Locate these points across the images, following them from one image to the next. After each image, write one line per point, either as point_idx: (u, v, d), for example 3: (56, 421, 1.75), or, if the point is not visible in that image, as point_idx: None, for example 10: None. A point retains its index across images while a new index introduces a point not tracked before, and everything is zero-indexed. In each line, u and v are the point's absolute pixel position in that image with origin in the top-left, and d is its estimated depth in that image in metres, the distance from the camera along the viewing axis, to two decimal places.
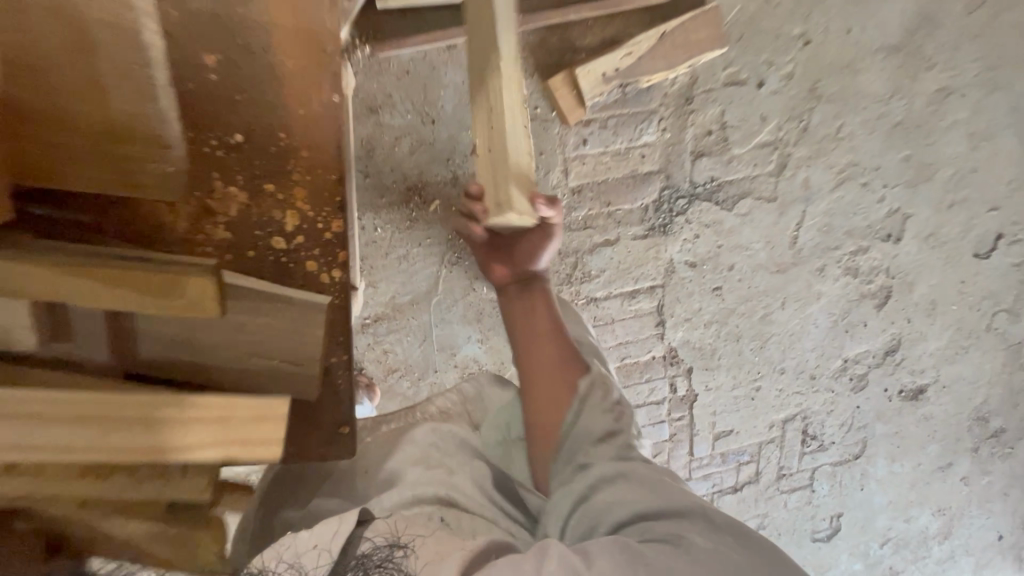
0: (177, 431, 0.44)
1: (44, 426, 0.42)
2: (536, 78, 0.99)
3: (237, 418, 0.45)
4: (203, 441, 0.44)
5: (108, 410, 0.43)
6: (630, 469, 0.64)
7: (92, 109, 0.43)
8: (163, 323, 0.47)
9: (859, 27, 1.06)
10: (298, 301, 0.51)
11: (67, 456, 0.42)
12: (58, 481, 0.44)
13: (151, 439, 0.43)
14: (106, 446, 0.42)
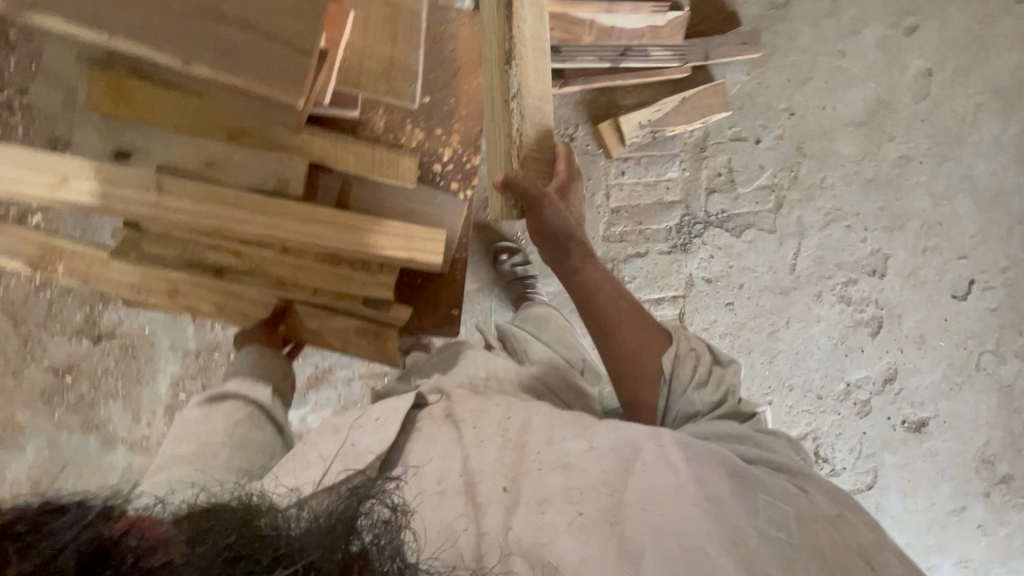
0: (376, 238, 0.70)
1: (301, 225, 0.68)
2: (589, 124, 1.35)
3: (413, 235, 0.71)
4: (392, 245, 0.71)
5: (336, 219, 0.70)
6: (748, 432, 0.74)
7: (371, 48, 0.67)
8: (368, 195, 0.75)
9: (831, 106, 1.42)
10: (450, 202, 0.78)
11: (313, 243, 0.69)
12: (306, 268, 0.72)
13: (361, 239, 0.70)
14: (339, 239, 0.69)
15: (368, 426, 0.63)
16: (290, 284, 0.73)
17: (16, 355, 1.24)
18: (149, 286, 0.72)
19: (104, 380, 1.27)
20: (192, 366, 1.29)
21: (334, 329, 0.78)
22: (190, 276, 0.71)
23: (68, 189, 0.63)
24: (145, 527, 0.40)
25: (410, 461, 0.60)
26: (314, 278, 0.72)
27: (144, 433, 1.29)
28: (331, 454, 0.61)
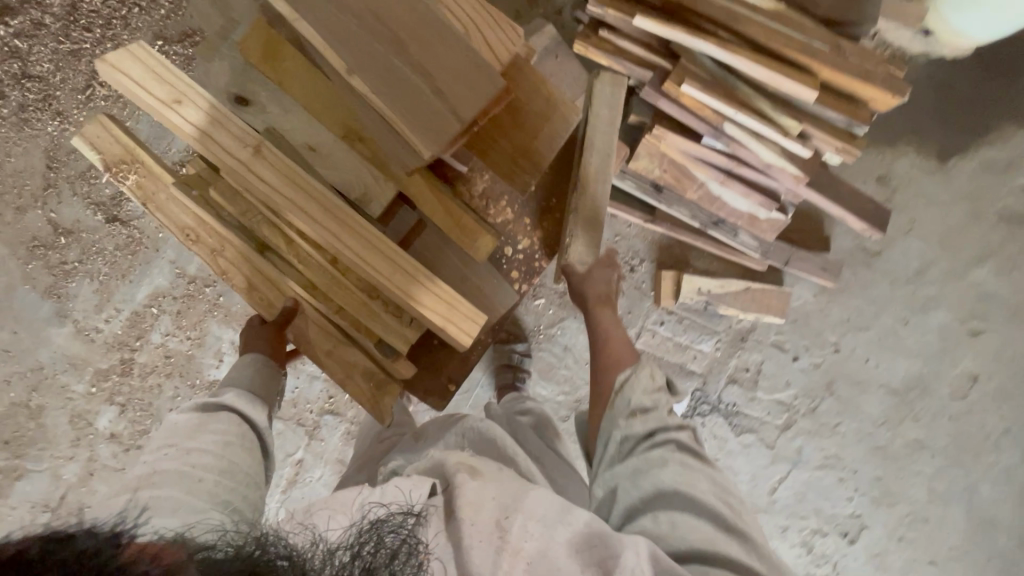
0: (423, 294, 0.68)
1: (361, 248, 0.66)
2: (654, 264, 1.35)
3: (458, 306, 0.69)
4: (435, 306, 0.68)
5: (395, 258, 0.67)
6: (684, 490, 0.65)
7: (514, 131, 0.69)
8: (436, 247, 0.75)
9: (875, 361, 1.42)
10: (504, 290, 0.77)
11: (365, 269, 0.67)
12: (345, 284, 0.70)
13: (409, 287, 0.68)
14: (389, 278, 0.67)
15: (384, 501, 0.60)
16: (321, 291, 0.71)
17: (28, 195, 1.21)
18: (195, 233, 0.70)
19: (93, 258, 1.23)
20: (179, 288, 1.25)
21: (332, 353, 0.74)
22: (237, 241, 0.70)
23: (176, 111, 0.62)
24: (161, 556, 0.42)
25: (419, 501, 0.61)
26: (346, 298, 0.70)
27: (98, 326, 1.25)
28: (346, 523, 0.57)
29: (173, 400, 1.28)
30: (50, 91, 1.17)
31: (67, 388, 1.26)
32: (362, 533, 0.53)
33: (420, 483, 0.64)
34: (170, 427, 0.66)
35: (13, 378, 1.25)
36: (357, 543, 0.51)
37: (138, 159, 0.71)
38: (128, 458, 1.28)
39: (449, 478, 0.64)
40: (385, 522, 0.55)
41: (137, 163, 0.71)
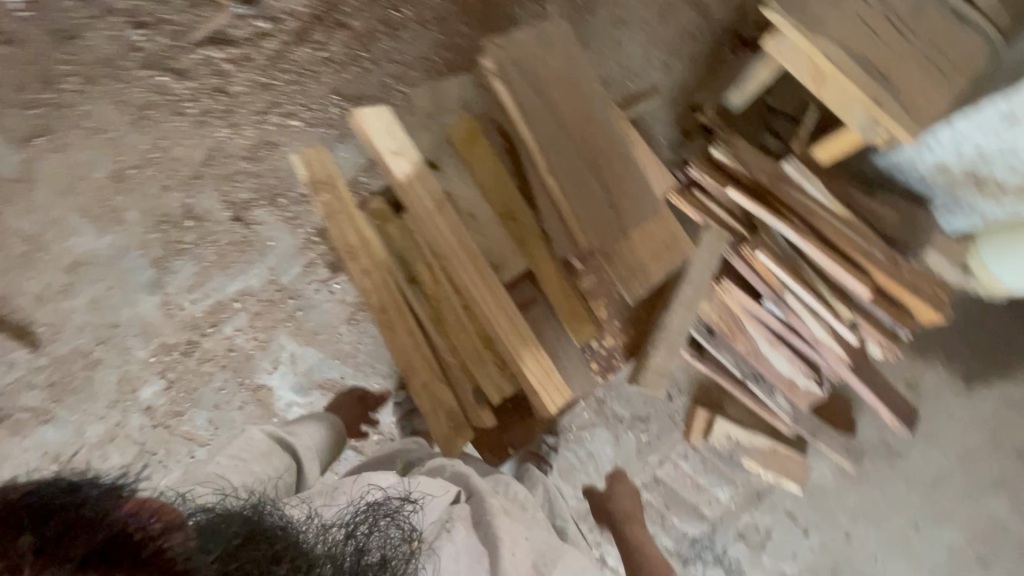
0: (527, 355, 0.81)
1: (492, 301, 0.81)
2: (691, 401, 1.42)
3: (550, 375, 0.82)
4: (533, 369, 0.81)
5: (514, 318, 0.81)
6: None
7: (638, 247, 0.87)
8: (543, 320, 0.89)
9: (881, 560, 1.43)
10: (586, 376, 0.89)
11: (489, 320, 0.81)
12: (465, 328, 0.85)
13: (519, 346, 0.81)
14: (505, 333, 0.81)
15: (389, 490, 0.75)
16: (443, 327, 0.86)
17: (177, 179, 1.38)
18: (361, 253, 0.89)
19: (206, 245, 1.37)
20: (266, 292, 1.37)
21: (432, 379, 0.87)
22: (393, 269, 0.88)
23: (396, 160, 0.82)
24: (163, 513, 0.54)
25: (417, 491, 0.75)
26: (462, 339, 0.86)
27: (184, 304, 1.35)
28: (345, 503, 0.72)
29: (217, 392, 1.35)
30: (234, 107, 1.39)
31: (128, 351, 1.33)
32: (352, 520, 0.66)
33: (442, 493, 0.76)
34: (250, 443, 0.91)
35: (87, 327, 1.33)
36: (353, 523, 0.66)
37: (337, 186, 0.92)
38: (153, 433, 1.33)
39: (476, 499, 0.78)
40: (382, 507, 0.69)
41: (333, 186, 0.92)
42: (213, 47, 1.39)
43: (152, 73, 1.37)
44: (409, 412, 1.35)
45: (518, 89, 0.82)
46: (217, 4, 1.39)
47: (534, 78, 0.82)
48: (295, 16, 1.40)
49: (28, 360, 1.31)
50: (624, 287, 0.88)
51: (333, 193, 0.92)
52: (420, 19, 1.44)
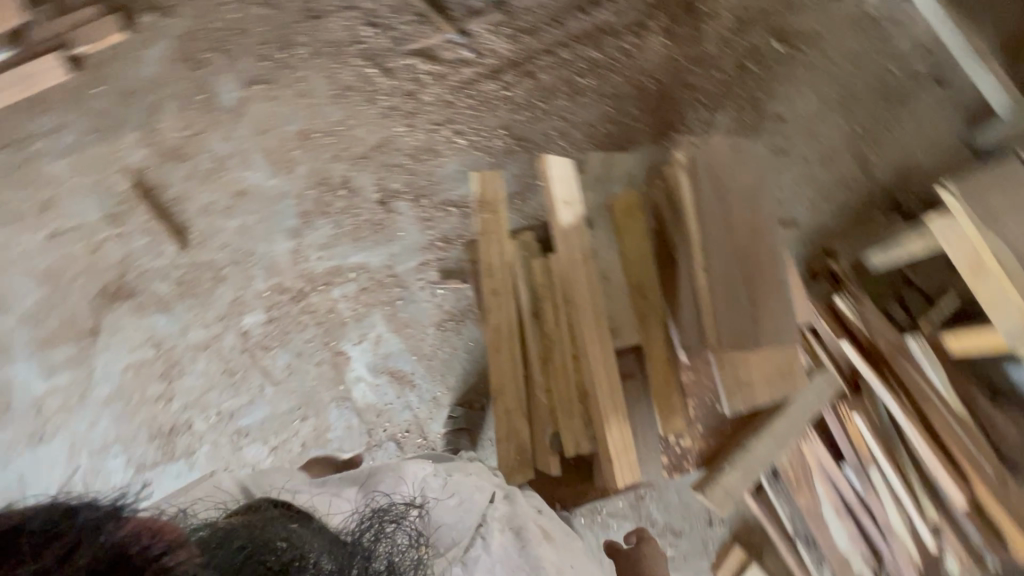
0: (613, 424, 0.91)
1: (599, 364, 0.93)
2: (730, 537, 1.35)
3: (626, 450, 0.92)
4: (613, 438, 0.91)
5: (613, 388, 0.93)
6: None
7: (754, 366, 0.91)
8: (635, 397, 1.00)
9: None
10: (653, 463, 0.99)
11: (593, 379, 0.92)
12: (567, 378, 0.97)
13: (610, 413, 0.91)
14: (602, 398, 0.92)
15: (400, 495, 0.76)
16: (548, 369, 0.99)
17: (346, 154, 1.54)
18: (500, 280, 1.04)
19: (347, 215, 1.52)
20: (379, 274, 1.50)
21: (520, 407, 1.00)
22: (522, 296, 1.03)
23: (565, 213, 0.98)
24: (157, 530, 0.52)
25: (424, 497, 0.77)
26: (561, 386, 0.97)
27: (309, 257, 1.50)
28: (352, 506, 0.75)
29: (305, 341, 1.47)
30: (417, 111, 1.56)
31: (250, 279, 1.48)
32: (357, 531, 0.68)
33: (470, 509, 0.78)
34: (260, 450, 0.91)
35: (226, 246, 1.50)
36: (358, 532, 0.68)
37: (498, 211, 1.05)
38: (239, 355, 1.46)
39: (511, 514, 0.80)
40: (388, 513, 0.70)
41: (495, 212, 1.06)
42: (419, 59, 1.57)
43: (362, 61, 1.56)
44: (459, 429, 1.44)
45: (700, 185, 0.93)
46: (436, 27, 1.57)
47: (717, 182, 0.94)
48: (495, 56, 1.57)
49: (168, 256, 1.48)
50: (727, 397, 0.90)
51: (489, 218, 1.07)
52: (600, 91, 1.57)
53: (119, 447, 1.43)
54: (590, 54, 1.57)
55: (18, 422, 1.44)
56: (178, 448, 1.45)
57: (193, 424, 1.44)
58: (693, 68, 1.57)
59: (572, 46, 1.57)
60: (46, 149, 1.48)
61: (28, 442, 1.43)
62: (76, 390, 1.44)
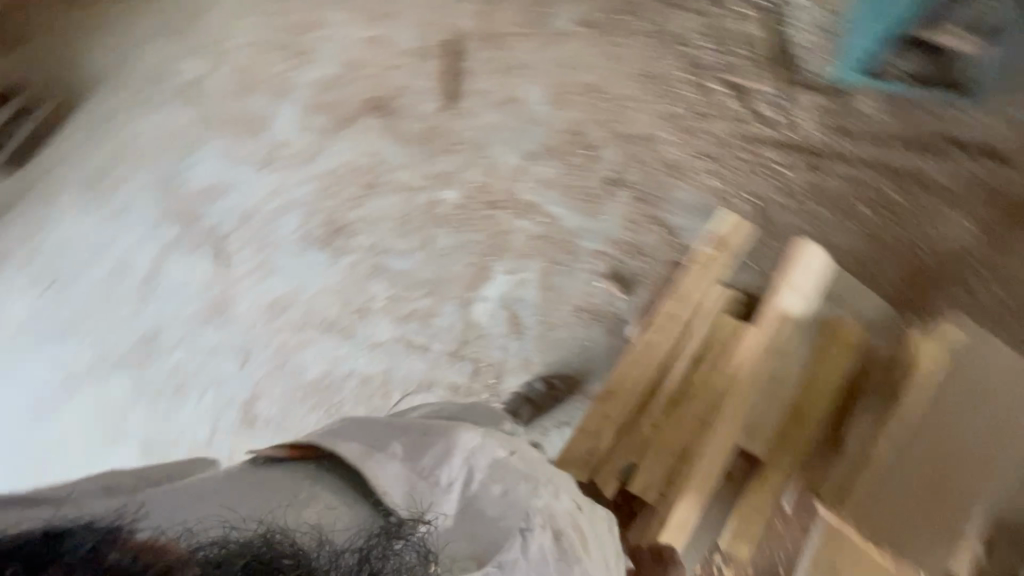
0: (708, 438, 1.27)
1: (732, 397, 1.28)
2: None
3: (700, 462, 1.25)
4: (703, 447, 1.26)
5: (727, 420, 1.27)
6: None
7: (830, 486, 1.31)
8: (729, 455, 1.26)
9: None
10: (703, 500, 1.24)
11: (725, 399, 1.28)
12: (701, 393, 1.30)
13: (713, 429, 1.27)
14: (720, 414, 1.27)
15: (431, 494, 0.85)
16: (690, 381, 1.31)
17: (612, 125, 1.58)
18: (707, 301, 1.35)
19: (576, 171, 1.58)
20: (561, 234, 1.56)
21: (654, 388, 1.33)
22: (696, 328, 1.32)
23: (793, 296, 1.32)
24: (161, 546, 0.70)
25: (465, 489, 0.86)
26: (693, 394, 1.31)
27: (523, 182, 1.59)
28: (402, 480, 0.85)
29: (471, 240, 1.59)
30: (693, 132, 1.55)
31: (472, 165, 1.60)
32: (368, 538, 0.77)
33: (516, 506, 0.84)
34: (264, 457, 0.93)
35: (475, 128, 1.62)
36: (360, 548, 0.75)
37: (724, 254, 1.38)
38: (420, 215, 1.60)
39: (553, 523, 0.84)
40: (403, 531, 0.78)
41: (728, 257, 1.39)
42: (732, 90, 1.53)
43: (687, 57, 1.54)
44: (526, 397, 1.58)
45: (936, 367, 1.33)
46: (769, 75, 1.51)
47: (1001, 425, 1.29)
48: (798, 133, 1.50)
49: (427, 107, 1.63)
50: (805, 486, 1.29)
51: (710, 257, 1.35)
52: (870, 229, 1.46)
53: (301, 212, 1.61)
54: (889, 193, 1.45)
55: (249, 144, 1.64)
56: (334, 245, 1.60)
57: (357, 235, 1.60)
58: (980, 272, 1.40)
59: (878, 174, 1.45)
60: None
61: (256, 161, 1.64)
62: (308, 152, 1.63)
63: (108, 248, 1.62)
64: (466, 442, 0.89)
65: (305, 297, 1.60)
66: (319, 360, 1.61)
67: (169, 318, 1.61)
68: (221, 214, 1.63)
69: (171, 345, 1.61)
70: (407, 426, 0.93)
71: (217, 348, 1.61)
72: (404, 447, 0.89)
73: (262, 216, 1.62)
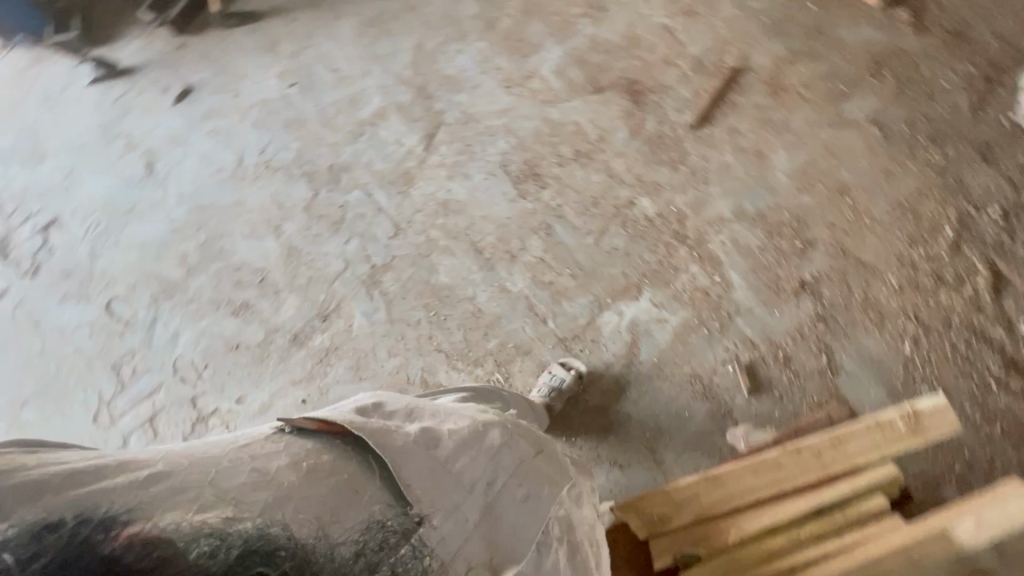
0: None
1: None
2: None
3: None
4: None
5: None
6: None
7: None
8: None
9: None
10: None
11: None
12: (775, 553, 0.93)
13: None
14: None
15: (460, 501, 0.71)
16: (776, 530, 0.94)
17: (839, 234, 1.47)
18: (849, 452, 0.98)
19: (776, 254, 1.48)
20: (723, 300, 1.46)
21: (728, 511, 0.96)
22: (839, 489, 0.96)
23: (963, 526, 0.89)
24: (146, 535, 0.57)
25: (493, 489, 0.75)
26: (766, 551, 0.93)
27: (719, 232, 1.51)
28: (432, 472, 0.72)
29: (638, 253, 1.52)
30: (919, 288, 1.40)
31: (684, 190, 1.56)
32: (371, 529, 0.65)
33: (539, 518, 0.76)
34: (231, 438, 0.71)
35: (708, 160, 1.58)
36: (361, 546, 0.64)
37: (912, 436, 0.99)
38: (610, 205, 1.57)
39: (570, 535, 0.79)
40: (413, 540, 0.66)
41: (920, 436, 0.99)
42: (987, 275, 1.38)
43: (956, 219, 1.44)
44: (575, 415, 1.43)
45: None
46: None
47: None
48: None
49: (676, 118, 1.62)
50: None
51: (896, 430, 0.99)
52: None
53: (512, 142, 1.65)
54: None
55: (510, 63, 1.74)
56: (520, 184, 1.61)
57: (544, 188, 1.60)
58: None
59: None
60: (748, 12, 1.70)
61: (505, 81, 1.72)
62: (552, 98, 1.68)
63: (353, 82, 1.78)
64: (489, 438, 0.79)
65: (471, 212, 1.60)
66: (447, 271, 1.55)
67: (360, 155, 1.70)
68: (451, 105, 1.72)
69: (350, 183, 1.67)
70: (427, 412, 0.81)
71: (371, 190, 1.66)
72: (419, 428, 0.76)
73: (479, 125, 1.68)
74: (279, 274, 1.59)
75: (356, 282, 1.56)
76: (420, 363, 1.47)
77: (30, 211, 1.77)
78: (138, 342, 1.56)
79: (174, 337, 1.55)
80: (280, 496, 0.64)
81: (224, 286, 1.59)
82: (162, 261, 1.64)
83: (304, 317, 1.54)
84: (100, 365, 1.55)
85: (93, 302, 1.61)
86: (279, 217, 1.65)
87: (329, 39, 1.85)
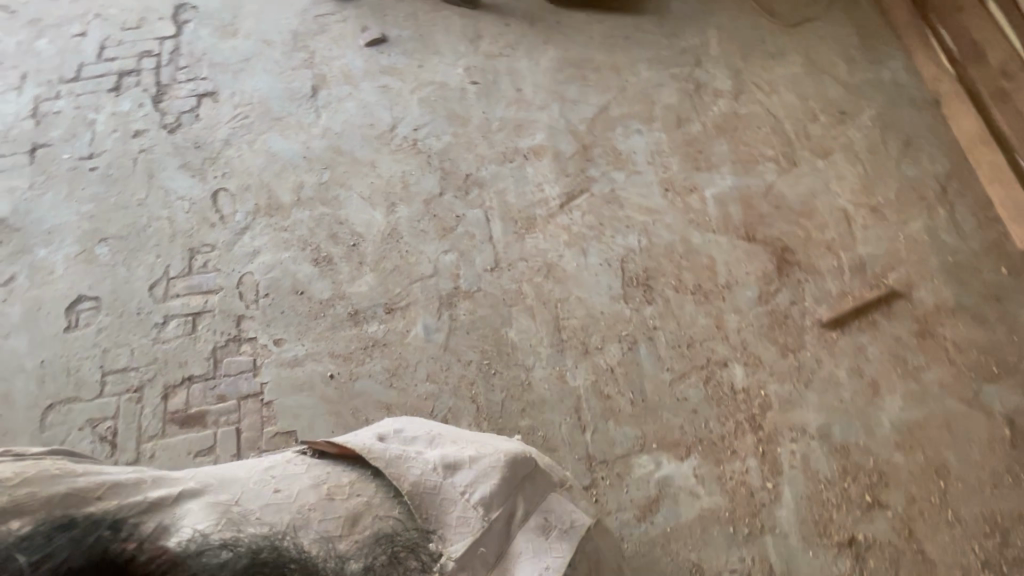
0: None
1: None
2: None
3: None
4: None
5: None
6: None
7: None
8: None
9: None
10: None
11: None
12: None
13: None
14: None
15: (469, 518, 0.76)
16: None
17: (912, 514, 1.33)
18: None
19: (839, 496, 1.35)
20: (766, 510, 1.34)
21: None
22: None
23: None
24: (154, 544, 0.67)
25: (505, 514, 0.78)
26: None
27: (794, 440, 1.40)
28: (448, 495, 0.78)
29: (704, 416, 1.43)
30: None
31: (781, 381, 1.46)
32: (379, 545, 0.73)
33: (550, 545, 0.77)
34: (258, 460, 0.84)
35: (819, 364, 1.47)
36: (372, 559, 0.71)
37: None
38: (703, 353, 1.49)
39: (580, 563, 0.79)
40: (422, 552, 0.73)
41: None
42: None
43: None
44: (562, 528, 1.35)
45: None
46: None
47: None
48: None
49: (809, 307, 1.53)
50: None
51: None
52: None
53: (642, 243, 1.60)
54: None
55: (679, 169, 1.68)
56: (629, 287, 1.55)
57: (648, 303, 1.53)
58: None
59: None
60: (933, 242, 1.59)
61: (665, 183, 1.66)
62: (700, 223, 1.62)
63: (528, 110, 1.77)
64: (519, 468, 0.82)
65: (569, 287, 1.56)
66: (519, 330, 1.51)
67: (498, 180, 1.68)
68: (604, 178, 1.68)
69: (476, 201, 1.65)
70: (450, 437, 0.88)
71: (492, 218, 1.63)
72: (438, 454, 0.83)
73: (620, 210, 1.64)
74: (371, 249, 1.59)
75: (434, 295, 1.54)
76: (449, 402, 1.43)
77: (196, 74, 1.84)
78: (222, 240, 1.59)
79: (254, 253, 1.58)
80: (301, 517, 0.74)
81: (319, 232, 1.61)
82: (280, 179, 1.67)
83: (372, 300, 1.53)
84: (181, 241, 1.59)
85: (206, 183, 1.67)
86: (399, 197, 1.65)
87: (527, 59, 1.86)
